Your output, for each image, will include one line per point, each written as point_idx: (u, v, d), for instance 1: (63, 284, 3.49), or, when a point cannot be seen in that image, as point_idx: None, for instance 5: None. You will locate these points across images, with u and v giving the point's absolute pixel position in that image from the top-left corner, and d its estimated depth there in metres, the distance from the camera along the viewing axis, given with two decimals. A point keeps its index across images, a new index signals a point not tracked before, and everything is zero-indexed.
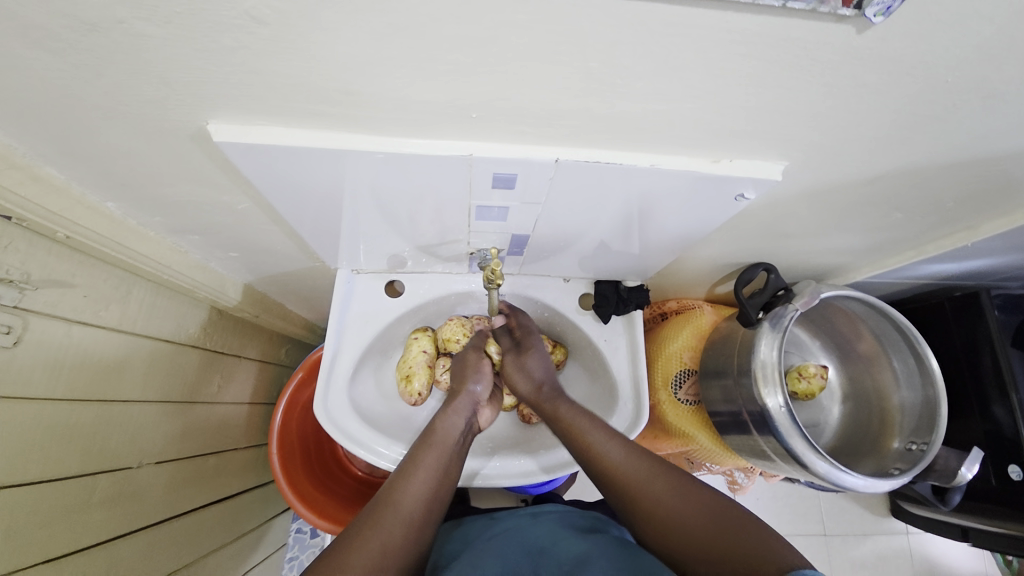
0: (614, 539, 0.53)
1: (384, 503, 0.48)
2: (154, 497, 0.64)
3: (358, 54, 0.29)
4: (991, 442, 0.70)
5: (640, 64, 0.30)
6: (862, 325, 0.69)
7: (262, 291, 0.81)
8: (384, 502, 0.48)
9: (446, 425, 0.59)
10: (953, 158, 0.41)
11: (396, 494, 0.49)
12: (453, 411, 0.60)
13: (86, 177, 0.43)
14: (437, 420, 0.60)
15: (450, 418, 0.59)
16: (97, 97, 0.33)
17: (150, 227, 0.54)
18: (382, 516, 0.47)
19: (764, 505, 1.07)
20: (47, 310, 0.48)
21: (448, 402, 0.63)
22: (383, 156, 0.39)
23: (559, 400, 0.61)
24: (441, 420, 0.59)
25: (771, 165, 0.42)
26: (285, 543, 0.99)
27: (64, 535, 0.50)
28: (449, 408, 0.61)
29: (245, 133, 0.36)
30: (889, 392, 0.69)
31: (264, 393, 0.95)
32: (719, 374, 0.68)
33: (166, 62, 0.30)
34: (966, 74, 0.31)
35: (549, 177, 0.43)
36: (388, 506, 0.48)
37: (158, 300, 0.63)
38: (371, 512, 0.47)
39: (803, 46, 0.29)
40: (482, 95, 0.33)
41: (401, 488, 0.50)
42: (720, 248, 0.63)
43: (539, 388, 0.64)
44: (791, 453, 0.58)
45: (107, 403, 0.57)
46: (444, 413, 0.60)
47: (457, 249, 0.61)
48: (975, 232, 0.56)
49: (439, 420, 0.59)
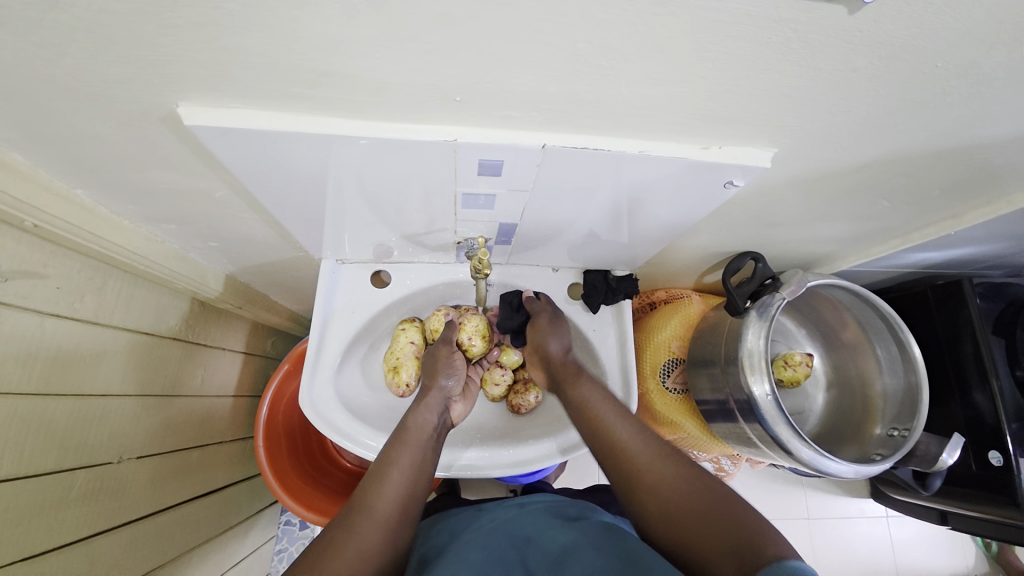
0: (599, 531, 0.53)
1: (359, 509, 0.48)
2: (136, 493, 0.63)
3: (335, 32, 0.28)
4: (972, 429, 0.72)
5: (627, 46, 0.29)
6: (846, 313, 0.70)
7: (245, 281, 0.79)
8: (359, 506, 0.48)
9: (418, 420, 0.59)
10: (940, 146, 0.41)
11: (371, 498, 0.49)
12: (425, 408, 0.61)
13: (53, 162, 0.41)
14: (408, 418, 0.59)
15: (421, 414, 0.60)
16: (59, 77, 0.31)
17: (124, 215, 0.52)
18: (358, 521, 0.46)
19: (750, 490, 1.09)
20: (19, 302, 0.46)
21: (419, 398, 0.62)
22: (366, 141, 0.38)
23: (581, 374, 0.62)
24: (412, 417, 0.59)
25: (760, 153, 0.42)
26: (274, 535, 0.99)
27: (40, 533, 0.49)
28: (420, 405, 0.61)
29: (217, 116, 0.35)
30: (872, 379, 0.70)
31: (249, 385, 0.93)
32: (706, 363, 0.68)
33: (130, 40, 0.28)
34: (956, 59, 0.31)
35: (537, 164, 0.42)
36: (363, 512, 0.47)
37: (136, 292, 0.61)
38: (346, 517, 0.47)
39: (794, 28, 0.28)
40: (465, 78, 0.32)
41: (376, 491, 0.50)
42: (709, 237, 0.63)
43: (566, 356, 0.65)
44: (777, 440, 0.59)
45: (83, 398, 0.55)
46: (415, 409, 0.60)
47: (444, 239, 0.60)
48: (958, 220, 0.56)
49: (410, 417, 0.59)
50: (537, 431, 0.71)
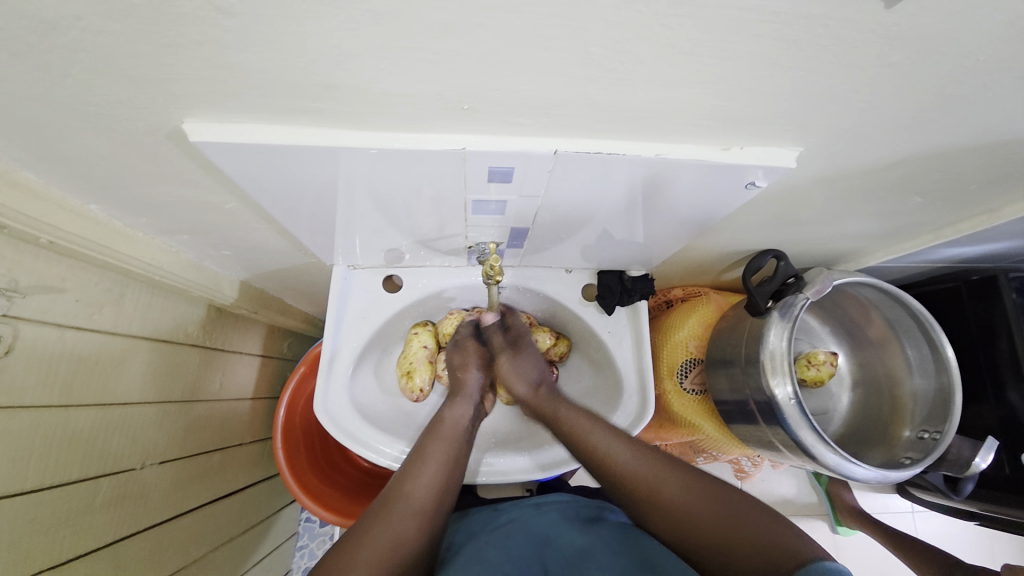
0: (617, 533, 0.53)
1: (393, 498, 0.48)
2: (159, 497, 0.64)
3: (341, 46, 0.27)
4: (1005, 430, 0.69)
5: (643, 49, 0.27)
6: (873, 311, 0.67)
7: (259, 287, 0.80)
8: (395, 495, 0.48)
9: (456, 413, 0.58)
10: (978, 142, 0.39)
11: (408, 487, 0.49)
12: (462, 399, 0.60)
13: (65, 180, 0.42)
14: (444, 410, 0.59)
15: (458, 407, 0.59)
16: (63, 98, 0.31)
17: (138, 228, 0.52)
18: (394, 510, 0.47)
19: (769, 487, 1.07)
20: (39, 316, 0.47)
21: (456, 390, 0.62)
22: (376, 152, 0.37)
23: (559, 401, 0.59)
24: (449, 409, 0.59)
25: (785, 152, 0.39)
26: (295, 532, 1.02)
27: (67, 539, 0.50)
28: (457, 397, 0.60)
29: (219, 131, 0.34)
30: (902, 380, 0.68)
31: (267, 387, 0.95)
32: (726, 363, 0.67)
33: (130, 59, 0.28)
34: (999, 53, 0.29)
35: (548, 169, 0.41)
36: (399, 499, 0.48)
37: (153, 300, 0.62)
38: (382, 505, 0.48)
39: (826, 24, 0.26)
40: (473, 87, 0.31)
41: (411, 481, 0.50)
42: (728, 236, 0.60)
43: (538, 390, 0.61)
44: (801, 445, 0.57)
45: (106, 407, 0.56)
46: (453, 402, 0.60)
47: (455, 243, 0.59)
48: (996, 215, 0.53)
49: (447, 410, 0.59)
50: (552, 435, 0.71)
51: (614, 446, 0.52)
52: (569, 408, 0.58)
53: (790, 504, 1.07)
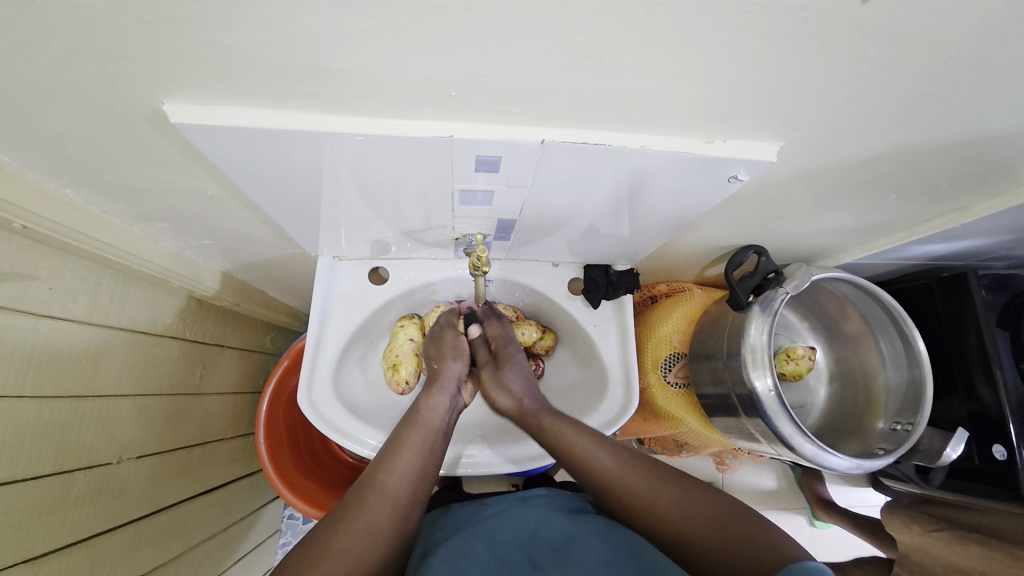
0: (602, 521, 0.53)
1: (369, 487, 0.48)
2: (137, 493, 0.63)
3: (326, 26, 0.26)
4: (976, 422, 0.71)
5: (629, 38, 0.28)
6: (849, 307, 0.69)
7: (242, 278, 0.79)
8: (370, 485, 0.48)
9: (431, 403, 0.58)
10: (950, 139, 0.40)
11: (383, 477, 0.49)
12: (439, 389, 0.59)
13: (39, 162, 0.40)
14: (421, 401, 0.58)
15: (434, 397, 0.58)
16: (39, 75, 0.30)
17: (115, 214, 0.51)
18: (368, 499, 0.47)
19: (750, 481, 1.10)
20: (10, 304, 0.45)
21: (431, 380, 0.61)
22: (362, 138, 0.37)
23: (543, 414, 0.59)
24: (425, 400, 0.58)
25: (766, 147, 0.40)
26: (278, 529, 1.00)
27: (40, 534, 0.49)
28: (434, 386, 0.60)
29: (201, 114, 0.34)
30: (875, 373, 0.70)
31: (249, 381, 0.93)
32: (708, 357, 0.68)
33: (108, 36, 0.27)
34: (968, 51, 0.30)
35: (536, 160, 0.41)
36: (374, 489, 0.48)
37: (130, 291, 0.60)
38: (357, 495, 0.47)
39: (805, 18, 0.27)
40: (459, 72, 0.31)
41: (388, 470, 0.49)
42: (711, 231, 0.61)
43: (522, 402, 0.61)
44: (779, 435, 0.59)
45: (83, 399, 0.55)
46: (429, 392, 0.59)
47: (442, 234, 0.59)
48: (966, 213, 0.55)
49: (423, 400, 0.58)
50: None
51: (599, 454, 0.52)
52: (551, 419, 0.58)
53: (770, 498, 1.10)
